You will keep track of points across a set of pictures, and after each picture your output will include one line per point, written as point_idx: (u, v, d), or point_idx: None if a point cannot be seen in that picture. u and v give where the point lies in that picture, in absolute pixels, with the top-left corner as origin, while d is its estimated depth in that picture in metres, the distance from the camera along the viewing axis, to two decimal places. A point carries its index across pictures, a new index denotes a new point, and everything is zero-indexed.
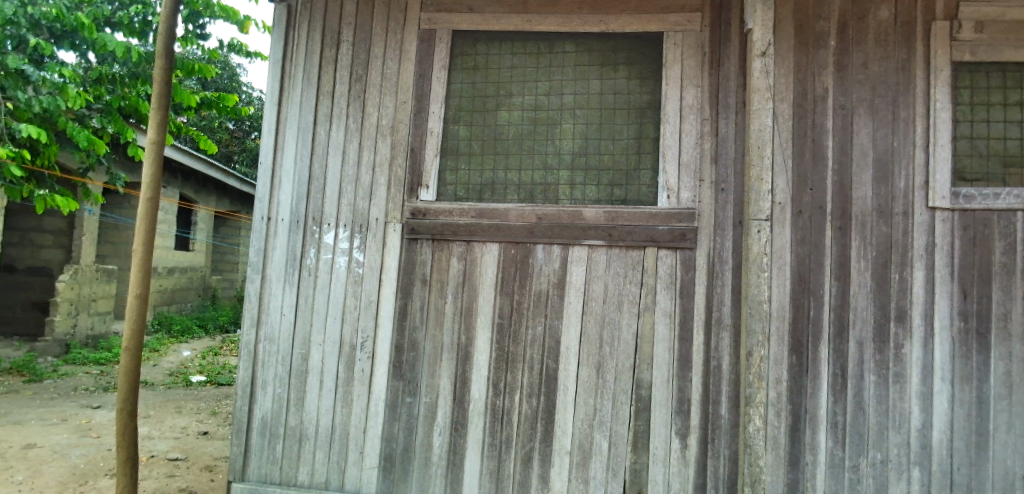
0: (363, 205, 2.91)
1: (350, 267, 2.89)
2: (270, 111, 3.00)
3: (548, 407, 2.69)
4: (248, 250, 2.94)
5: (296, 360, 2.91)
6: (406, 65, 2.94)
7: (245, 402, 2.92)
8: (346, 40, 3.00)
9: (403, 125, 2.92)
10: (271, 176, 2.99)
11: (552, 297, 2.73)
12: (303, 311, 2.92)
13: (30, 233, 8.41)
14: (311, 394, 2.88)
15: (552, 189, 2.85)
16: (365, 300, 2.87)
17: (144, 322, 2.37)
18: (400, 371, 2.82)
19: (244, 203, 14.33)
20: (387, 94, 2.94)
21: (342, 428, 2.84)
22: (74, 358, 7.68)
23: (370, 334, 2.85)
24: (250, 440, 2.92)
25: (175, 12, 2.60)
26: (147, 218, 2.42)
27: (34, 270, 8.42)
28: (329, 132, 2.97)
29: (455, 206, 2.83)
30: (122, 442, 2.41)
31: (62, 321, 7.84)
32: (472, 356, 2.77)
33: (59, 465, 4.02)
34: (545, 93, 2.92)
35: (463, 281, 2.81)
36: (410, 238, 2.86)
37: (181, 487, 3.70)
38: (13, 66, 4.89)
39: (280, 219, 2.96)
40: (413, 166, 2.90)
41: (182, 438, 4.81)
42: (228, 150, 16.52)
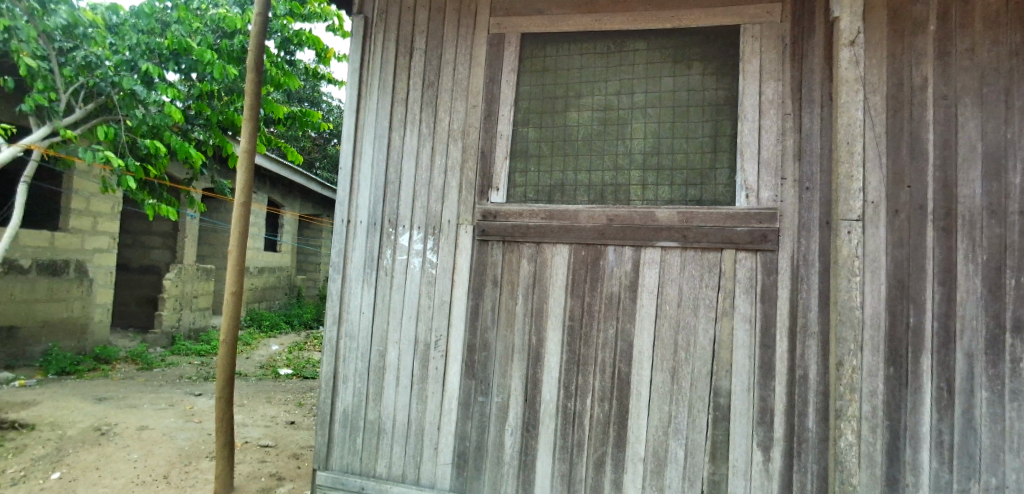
0: (436, 208, 2.99)
1: (424, 268, 2.98)
2: (349, 119, 3.15)
3: (621, 412, 2.65)
4: (331, 251, 3.10)
5: (374, 356, 3.03)
6: (476, 69, 2.99)
7: (328, 395, 3.09)
8: (418, 48, 3.08)
9: (474, 129, 2.97)
10: (350, 180, 3.13)
11: (624, 299, 2.68)
12: (381, 309, 3.04)
13: (140, 235, 9.30)
14: (389, 389, 2.99)
15: (623, 190, 2.80)
16: (438, 300, 2.95)
17: (241, 293, 3.16)
18: (472, 370, 2.87)
19: (325, 206, 15.10)
20: (459, 99, 3.00)
21: (417, 423, 2.94)
22: (180, 349, 8.40)
23: (443, 333, 2.93)
24: (334, 431, 3.09)
25: (262, 47, 3.16)
26: (243, 213, 3.17)
27: (144, 268, 9.30)
28: (404, 138, 3.07)
29: (525, 208, 2.85)
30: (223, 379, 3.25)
31: (169, 315, 8.59)
32: (543, 357, 2.78)
33: (167, 446, 4.42)
34: (615, 93, 2.88)
35: (534, 282, 2.82)
36: (481, 240, 2.91)
37: (271, 472, 3.96)
38: (127, 87, 5.44)
39: (359, 221, 3.10)
40: (484, 169, 2.94)
41: (272, 426, 5.16)
42: (310, 157, 17.45)
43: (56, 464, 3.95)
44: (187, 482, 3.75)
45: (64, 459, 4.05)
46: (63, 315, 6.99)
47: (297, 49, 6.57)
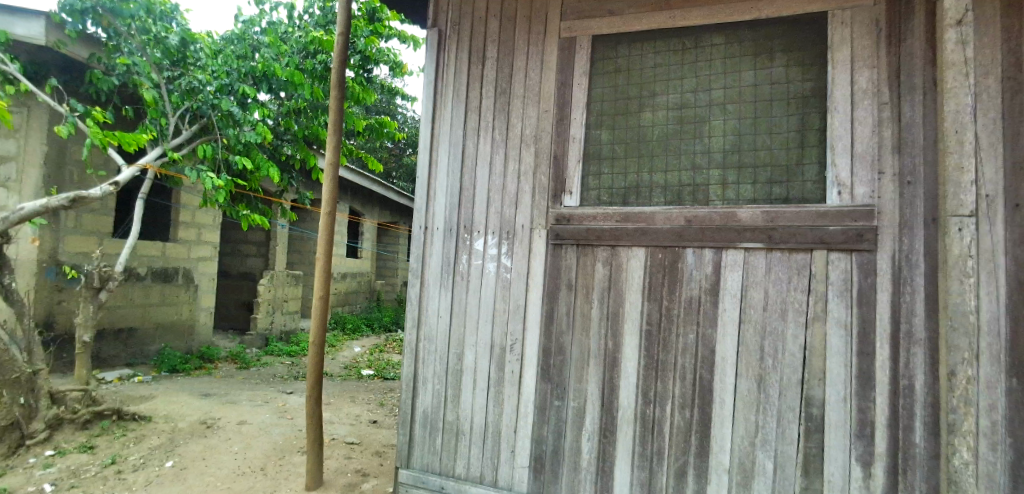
0: (510, 213, 3.02)
1: (499, 273, 3.02)
2: (425, 129, 3.25)
3: (703, 420, 2.56)
4: (410, 257, 3.21)
5: (452, 359, 3.11)
6: (548, 74, 3.00)
7: (409, 396, 3.19)
8: (490, 57, 3.14)
9: (546, 134, 2.98)
10: (427, 188, 3.23)
11: (705, 304, 2.59)
12: (458, 314, 3.11)
13: (238, 244, 10.06)
14: (467, 391, 3.05)
15: (702, 190, 2.71)
16: (513, 304, 2.97)
17: (328, 299, 3.36)
18: (548, 374, 2.87)
19: (402, 214, 15.67)
20: (530, 105, 3.02)
21: (494, 426, 2.98)
22: (273, 349, 8.98)
23: (518, 337, 2.95)
24: (414, 431, 3.19)
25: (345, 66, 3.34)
26: (328, 223, 3.37)
27: (241, 274, 10.04)
28: (478, 145, 3.13)
29: (599, 211, 2.83)
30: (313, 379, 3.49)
31: (263, 317, 9.22)
32: (620, 363, 2.73)
33: (264, 440, 4.74)
34: (691, 90, 2.79)
35: (609, 287, 2.78)
36: (555, 245, 2.91)
37: (357, 468, 4.15)
38: (226, 108, 5.91)
39: (436, 228, 3.19)
40: (557, 173, 2.94)
41: (356, 424, 5.40)
42: (388, 167, 18.17)
43: (170, 454, 4.35)
44: (282, 474, 4.01)
45: (176, 449, 4.45)
46: (174, 318, 7.67)
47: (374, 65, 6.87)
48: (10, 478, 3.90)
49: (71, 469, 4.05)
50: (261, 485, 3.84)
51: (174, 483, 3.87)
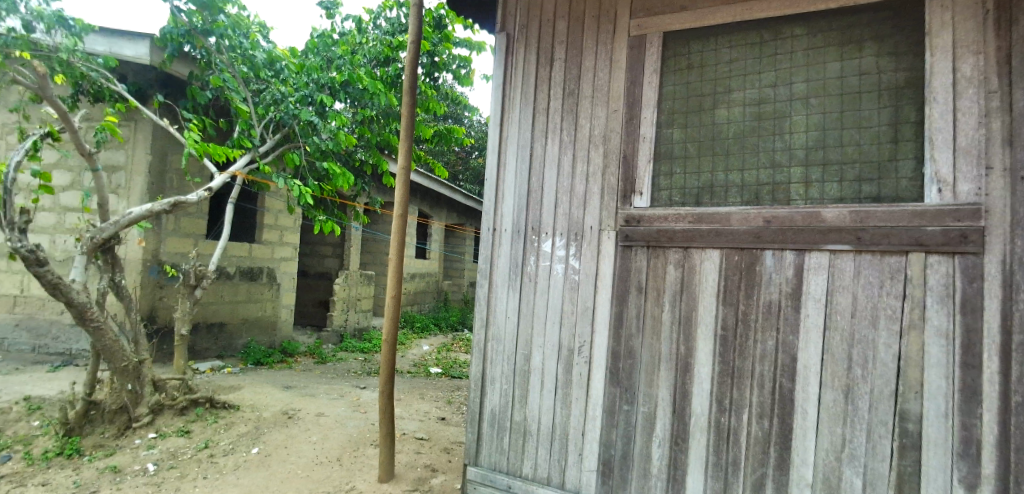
0: (578, 214, 3.00)
1: (568, 275, 3.00)
2: (494, 132, 3.28)
3: (783, 431, 2.43)
4: (479, 258, 3.26)
5: (520, 359, 3.12)
6: (617, 73, 2.96)
7: (477, 395, 3.24)
8: (558, 58, 3.13)
9: (615, 135, 2.93)
10: (495, 190, 3.26)
11: (785, 309, 2.46)
12: (526, 315, 3.12)
13: (316, 245, 10.59)
14: (534, 392, 3.06)
15: (782, 189, 2.59)
16: (581, 306, 2.95)
17: (399, 298, 3.47)
18: (617, 378, 2.83)
19: (469, 215, 15.95)
20: (599, 105, 2.98)
21: (562, 428, 2.97)
22: (347, 346, 9.38)
23: (587, 340, 2.92)
24: (482, 430, 3.23)
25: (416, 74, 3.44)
26: (399, 226, 3.48)
27: (319, 274, 10.56)
28: (546, 146, 3.13)
29: (671, 211, 2.75)
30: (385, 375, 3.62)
31: (338, 315, 9.66)
32: (693, 368, 2.65)
33: (340, 431, 4.96)
34: (770, 85, 2.67)
35: (681, 290, 2.70)
36: (624, 246, 2.86)
37: (426, 463, 4.26)
38: (307, 118, 6.21)
39: (504, 229, 3.22)
40: (627, 173, 2.89)
41: (426, 420, 5.55)
42: (454, 170, 18.54)
43: (255, 441, 4.64)
44: (356, 466, 4.18)
45: (262, 437, 4.74)
46: (259, 314, 8.18)
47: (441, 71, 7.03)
48: (119, 457, 4.31)
49: (170, 451, 4.41)
50: (338, 475, 4.02)
51: (259, 469, 4.12)
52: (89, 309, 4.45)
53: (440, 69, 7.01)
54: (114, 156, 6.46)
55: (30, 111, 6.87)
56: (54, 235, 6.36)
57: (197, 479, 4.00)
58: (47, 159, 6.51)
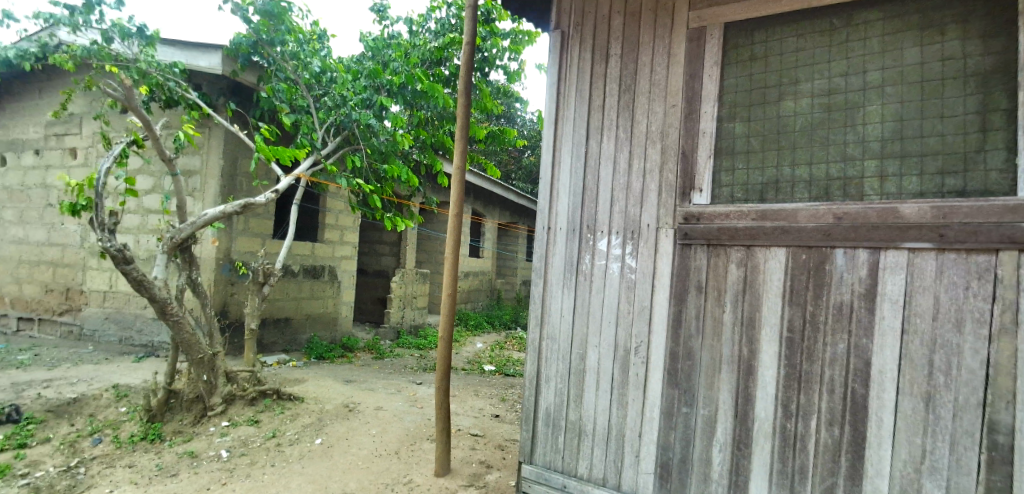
0: (635, 212, 2.94)
1: (624, 274, 2.96)
2: (548, 130, 3.26)
3: (855, 439, 2.31)
4: (533, 256, 3.25)
5: (575, 358, 3.10)
6: (675, 68, 2.88)
7: (532, 393, 3.24)
8: (614, 54, 3.08)
9: (673, 130, 2.86)
10: (550, 189, 3.24)
11: (858, 310, 2.34)
12: (581, 314, 3.09)
13: (374, 244, 10.90)
14: (590, 392, 3.03)
15: (855, 184, 2.45)
16: (638, 306, 2.90)
17: (455, 297, 3.52)
18: (675, 379, 2.76)
19: (521, 214, 15.99)
20: (656, 100, 2.92)
21: (618, 429, 2.93)
22: (404, 342, 9.61)
23: (644, 340, 2.87)
24: (537, 428, 3.22)
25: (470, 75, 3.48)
26: (455, 225, 3.53)
27: (376, 272, 10.87)
28: (601, 144, 3.09)
29: (733, 208, 2.66)
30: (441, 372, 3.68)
31: (395, 312, 9.91)
32: (757, 371, 2.56)
33: (397, 425, 5.09)
34: (841, 74, 2.54)
35: (744, 289, 2.61)
36: (683, 244, 2.79)
37: (481, 459, 4.30)
38: (366, 120, 6.40)
39: (559, 228, 3.20)
40: (686, 170, 2.81)
41: (480, 417, 5.61)
42: (507, 169, 18.63)
43: (318, 432, 4.83)
44: (414, 459, 4.27)
45: (324, 428, 4.93)
46: (321, 310, 8.51)
47: (494, 68, 7.08)
48: (196, 443, 4.60)
49: (241, 439, 4.66)
50: (396, 468, 4.13)
51: (322, 459, 4.29)
52: (169, 304, 4.76)
53: (493, 66, 7.06)
54: (190, 161, 6.86)
55: (117, 121, 7.41)
56: (139, 235, 6.85)
57: (266, 466, 4.21)
58: (132, 165, 7.02)
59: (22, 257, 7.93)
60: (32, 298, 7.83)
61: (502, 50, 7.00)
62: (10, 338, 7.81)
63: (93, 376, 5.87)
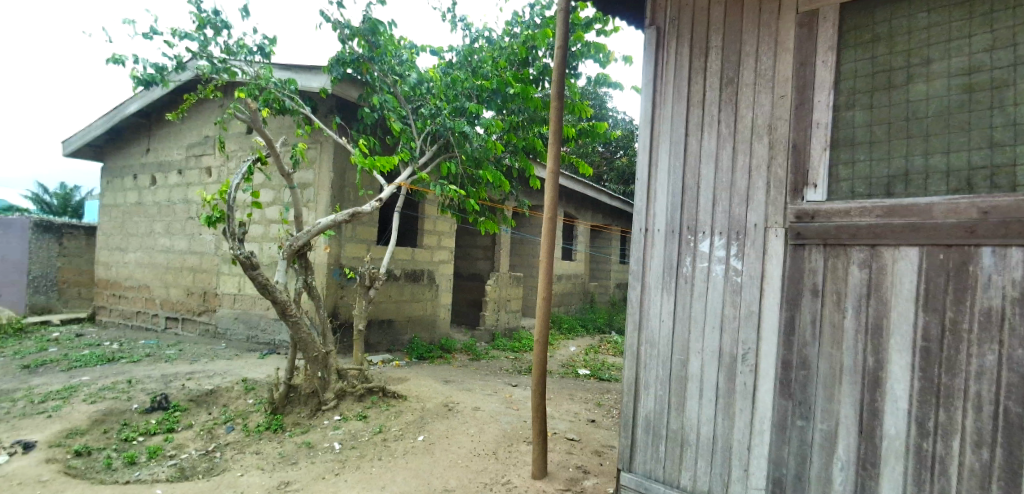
0: (740, 211, 2.78)
1: (729, 277, 2.80)
2: (644, 129, 3.16)
3: (1010, 465, 2.04)
4: (630, 259, 3.16)
5: (676, 365, 2.97)
6: (783, 56, 2.69)
7: (630, 400, 3.14)
8: (714, 46, 2.94)
9: (783, 122, 2.68)
10: (647, 190, 3.14)
11: (1010, 317, 2.05)
12: (682, 319, 2.96)
13: (469, 248, 11.19)
14: (692, 401, 2.90)
15: (1005, 173, 2.17)
16: (745, 310, 2.73)
17: (550, 300, 3.52)
18: (788, 390, 2.58)
19: (614, 216, 15.69)
20: (763, 92, 2.75)
21: (724, 441, 2.78)
22: (499, 344, 9.75)
23: (752, 347, 2.70)
24: (636, 436, 3.13)
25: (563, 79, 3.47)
26: (549, 228, 3.53)
27: (472, 276, 11.14)
28: (702, 141, 2.95)
29: (853, 204, 2.43)
30: (537, 375, 3.69)
31: (490, 315, 10.11)
32: (885, 384, 2.33)
33: (495, 426, 5.18)
34: (985, 49, 2.26)
35: (869, 293, 2.38)
36: (796, 245, 2.60)
37: (578, 464, 4.26)
38: (460, 128, 6.59)
39: (657, 229, 3.09)
40: (798, 165, 2.62)
41: (576, 422, 5.56)
42: (599, 170, 18.35)
43: (421, 429, 5.03)
44: (511, 461, 4.32)
45: (426, 426, 5.12)
46: (421, 312, 8.87)
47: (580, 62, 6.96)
48: (312, 434, 4.97)
49: (351, 433, 4.96)
50: (494, 468, 4.20)
51: (424, 455, 4.46)
52: (289, 306, 5.17)
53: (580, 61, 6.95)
54: (306, 175, 7.48)
55: (242, 141, 8.19)
56: (263, 243, 7.54)
57: (374, 459, 4.44)
58: (257, 180, 7.75)
59: (168, 264, 8.99)
60: (176, 300, 8.85)
61: (587, 45, 6.79)
62: (160, 335, 8.89)
63: (226, 370, 6.53)
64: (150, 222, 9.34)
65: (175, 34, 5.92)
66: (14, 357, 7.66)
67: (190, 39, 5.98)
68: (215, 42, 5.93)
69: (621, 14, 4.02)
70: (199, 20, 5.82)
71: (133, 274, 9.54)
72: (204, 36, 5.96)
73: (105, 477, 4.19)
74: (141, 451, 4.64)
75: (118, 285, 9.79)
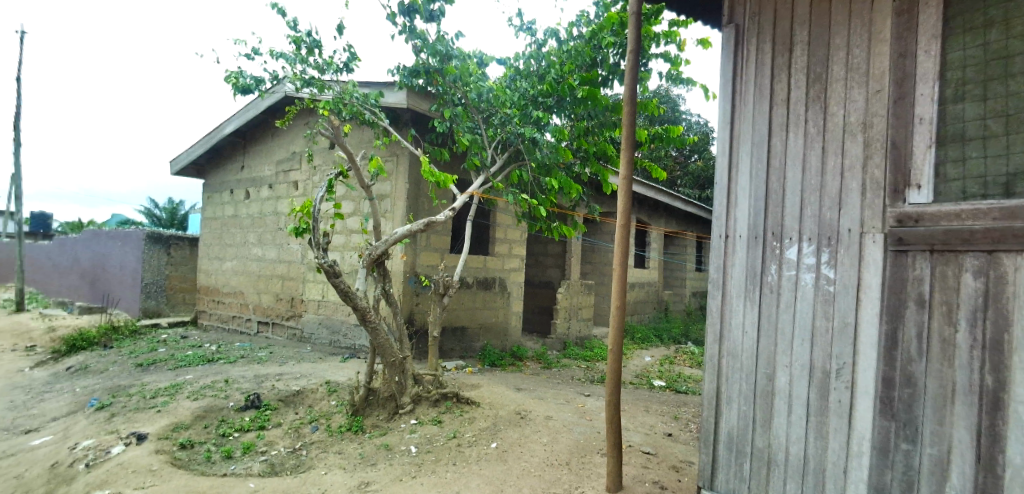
0: (832, 216, 2.60)
1: (820, 286, 2.62)
2: (723, 130, 3.01)
3: None
4: (709, 267, 3.02)
5: (761, 379, 2.81)
6: (879, 48, 2.50)
7: (711, 415, 2.99)
8: (800, 41, 2.77)
9: (880, 118, 2.48)
10: (726, 194, 2.99)
11: None
12: (767, 330, 2.80)
13: (540, 256, 11.18)
14: (780, 417, 2.73)
15: None
16: (839, 322, 2.55)
17: (624, 310, 3.43)
18: (891, 410, 2.39)
19: (690, 221, 15.18)
20: (856, 86, 2.56)
21: (816, 463, 2.60)
22: (571, 352, 9.66)
23: (847, 361, 2.52)
24: (718, 453, 2.97)
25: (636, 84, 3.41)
26: (622, 236, 3.45)
27: (543, 283, 11.12)
28: (787, 141, 2.78)
29: (965, 206, 2.22)
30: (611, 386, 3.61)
31: (562, 323, 10.05)
32: (1007, 405, 2.11)
33: (568, 435, 5.13)
34: None
35: (985, 304, 2.16)
36: (896, 251, 2.39)
37: (654, 479, 4.13)
38: (530, 135, 6.62)
39: (738, 235, 2.93)
40: (898, 164, 2.42)
41: (652, 435, 5.40)
42: (672, 176, 17.84)
43: (494, 436, 5.06)
44: (585, 472, 4.25)
45: (500, 433, 5.15)
46: (493, 319, 8.96)
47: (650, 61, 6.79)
48: (390, 437, 5.12)
49: (427, 437, 5.07)
50: (568, 479, 4.15)
51: (498, 462, 4.48)
52: (369, 312, 5.38)
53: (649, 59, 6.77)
54: (383, 186, 7.78)
55: (326, 155, 8.65)
56: (344, 252, 7.91)
57: (449, 464, 4.52)
58: (339, 192, 8.15)
59: (260, 272, 9.62)
60: (267, 306, 9.45)
61: (655, 38, 6.57)
62: (253, 339, 9.51)
63: (311, 373, 6.89)
64: (245, 233, 10.05)
65: (273, 53, 6.35)
66: (129, 356, 8.47)
67: (285, 58, 6.39)
68: (308, 61, 6.31)
69: (689, 13, 3.89)
70: (295, 39, 6.21)
71: (229, 281, 10.29)
72: (298, 54, 6.36)
73: (206, 469, 4.51)
74: (236, 447, 4.98)
75: (217, 291, 10.59)
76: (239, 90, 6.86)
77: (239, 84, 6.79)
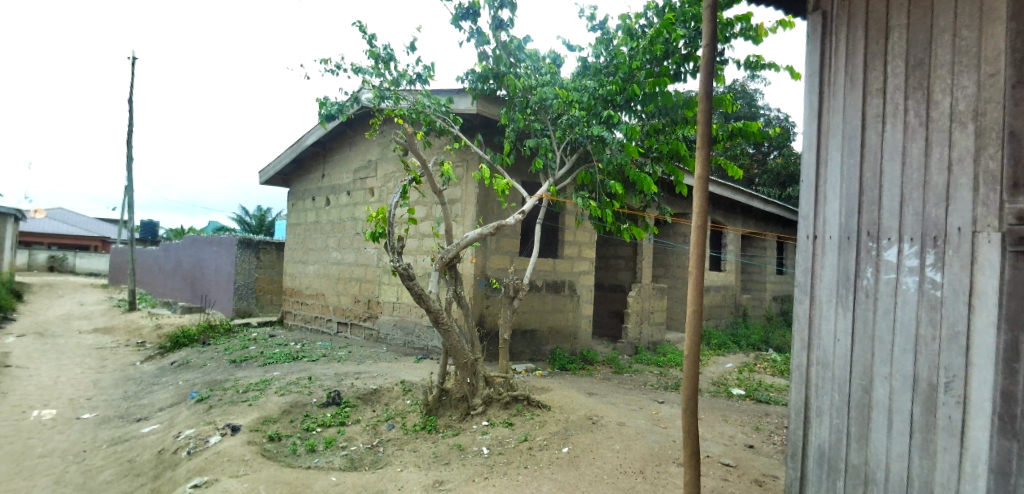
0: (937, 213, 2.38)
1: (924, 290, 2.40)
2: (809, 124, 2.83)
3: None
4: (796, 270, 2.85)
5: (856, 390, 2.61)
6: (993, 28, 2.27)
7: (799, 426, 2.82)
8: (897, 25, 2.55)
9: (995, 105, 2.25)
10: (814, 192, 2.81)
11: None
12: (862, 338, 2.59)
13: (610, 259, 11.00)
14: (879, 432, 2.53)
15: None
16: (947, 330, 2.32)
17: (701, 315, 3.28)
18: (1013, 428, 2.15)
19: (770, 222, 14.42)
20: (965, 72, 2.34)
21: (921, 483, 2.39)
22: (643, 357, 9.42)
23: (958, 373, 2.29)
24: (807, 467, 2.79)
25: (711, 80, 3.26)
26: (699, 238, 3.32)
27: (614, 287, 10.93)
28: (883, 134, 2.57)
29: None
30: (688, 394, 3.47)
31: (633, 327, 9.84)
32: None
33: (641, 443, 5.00)
34: None
35: None
36: (1017, 252, 2.16)
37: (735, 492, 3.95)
38: (599, 134, 6.50)
39: (828, 236, 2.74)
40: (1017, 156, 2.19)
41: (731, 446, 5.15)
42: (750, 174, 17.04)
43: (566, 441, 5.01)
44: (660, 481, 4.13)
45: (571, 437, 5.09)
46: (564, 322, 8.90)
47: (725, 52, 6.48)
48: (463, 437, 5.20)
49: (498, 439, 5.11)
50: (642, 487, 4.05)
51: (570, 468, 4.43)
52: (441, 313, 5.49)
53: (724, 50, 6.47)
54: (454, 191, 7.94)
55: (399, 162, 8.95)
56: (417, 256, 8.16)
57: (521, 467, 4.52)
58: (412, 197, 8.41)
59: (339, 274, 10.08)
60: (346, 307, 9.88)
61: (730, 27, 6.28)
62: (333, 338, 9.97)
63: (386, 372, 7.13)
64: (325, 238, 10.57)
65: (353, 68, 6.65)
66: (224, 353, 9.12)
67: (363, 72, 6.67)
68: (385, 74, 6.55)
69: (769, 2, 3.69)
70: (373, 53, 6.47)
71: (312, 283, 10.86)
72: (376, 69, 6.61)
73: (292, 461, 4.78)
74: (319, 440, 5.23)
75: (300, 293, 11.20)
76: (325, 116, 7.23)
77: (324, 108, 7.16)
